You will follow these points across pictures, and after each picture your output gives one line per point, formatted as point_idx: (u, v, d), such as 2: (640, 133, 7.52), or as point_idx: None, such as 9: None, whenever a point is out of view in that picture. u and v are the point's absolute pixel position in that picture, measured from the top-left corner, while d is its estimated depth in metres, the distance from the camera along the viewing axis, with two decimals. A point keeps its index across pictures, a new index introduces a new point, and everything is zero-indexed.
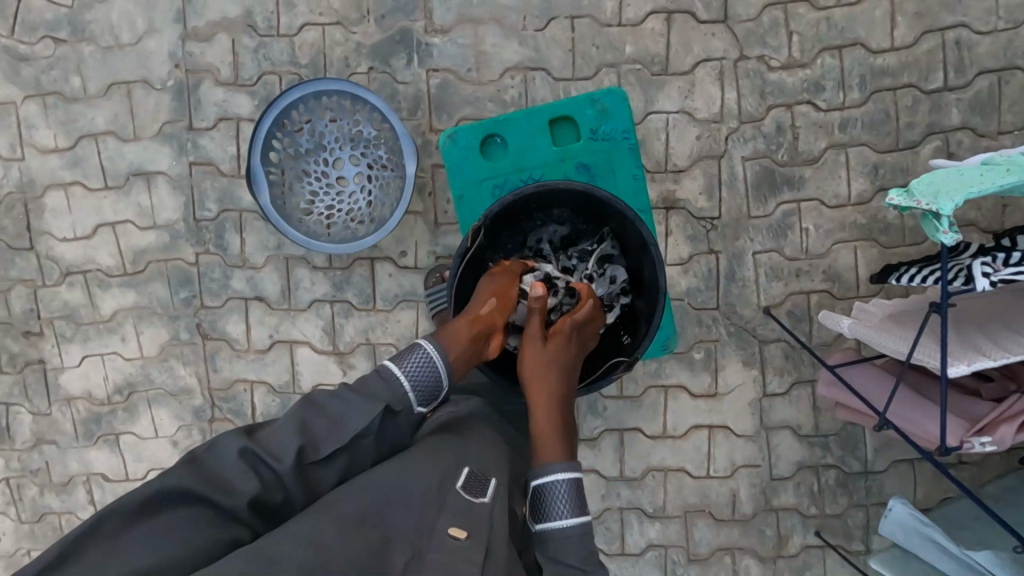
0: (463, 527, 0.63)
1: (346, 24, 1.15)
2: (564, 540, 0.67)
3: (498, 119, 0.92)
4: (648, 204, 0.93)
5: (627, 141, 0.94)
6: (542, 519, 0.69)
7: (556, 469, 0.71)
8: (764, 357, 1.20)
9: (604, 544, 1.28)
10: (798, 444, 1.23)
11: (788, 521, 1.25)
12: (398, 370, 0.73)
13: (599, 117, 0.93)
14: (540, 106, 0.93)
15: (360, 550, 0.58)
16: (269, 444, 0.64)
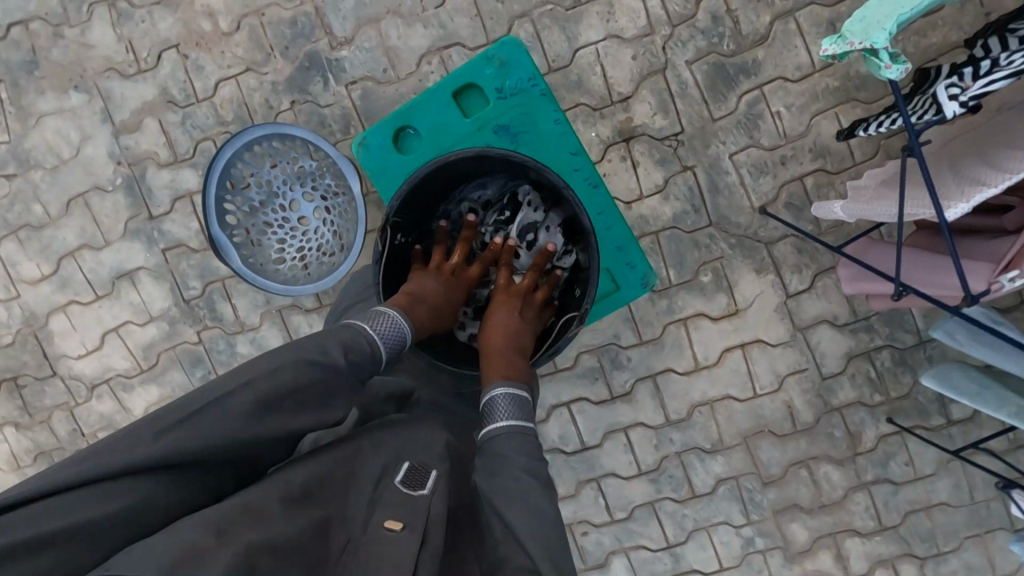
0: (400, 517, 0.63)
1: (255, 67, 1.14)
2: (506, 443, 0.69)
3: (403, 110, 0.89)
4: (579, 144, 0.89)
5: (538, 87, 0.90)
6: (487, 427, 0.72)
7: (497, 388, 0.74)
8: (776, 258, 1.13)
9: (673, 493, 1.24)
10: (840, 335, 1.15)
11: (855, 416, 1.18)
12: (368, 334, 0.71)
13: (501, 72, 0.89)
14: (440, 82, 0.89)
15: (297, 526, 0.59)
16: (246, 396, 0.58)
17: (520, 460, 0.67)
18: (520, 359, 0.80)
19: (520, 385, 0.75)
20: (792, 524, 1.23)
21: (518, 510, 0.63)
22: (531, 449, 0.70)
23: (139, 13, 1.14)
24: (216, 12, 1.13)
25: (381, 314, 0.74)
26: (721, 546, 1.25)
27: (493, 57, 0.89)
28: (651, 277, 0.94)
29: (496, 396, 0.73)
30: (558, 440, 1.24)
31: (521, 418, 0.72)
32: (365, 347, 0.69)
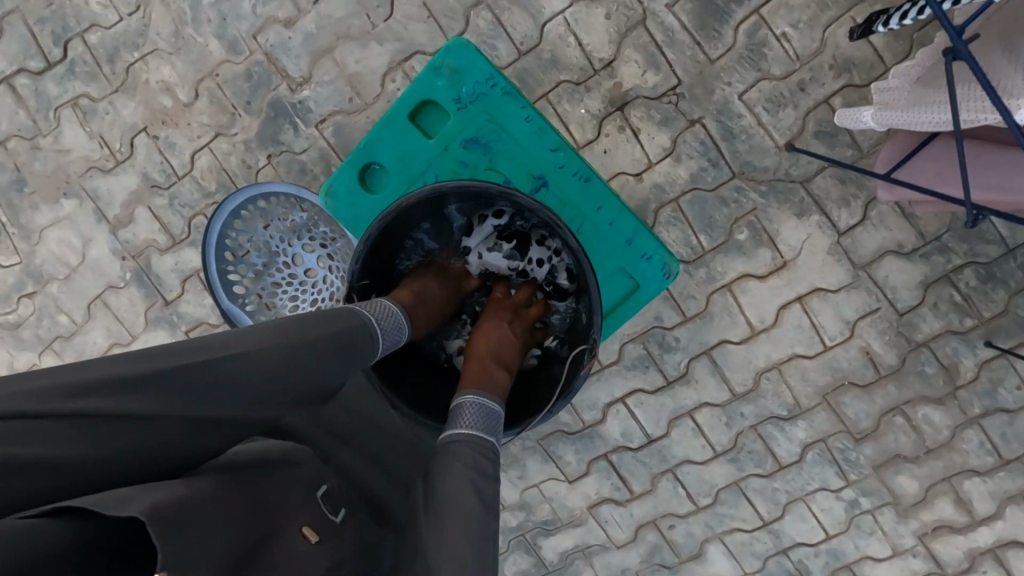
0: (317, 530, 0.58)
1: (224, 130, 1.09)
2: (459, 449, 0.64)
3: (362, 146, 0.85)
4: (556, 137, 0.83)
5: (498, 86, 0.84)
6: (448, 428, 0.68)
7: (468, 394, 0.70)
8: (816, 195, 1.00)
9: (758, 468, 1.14)
10: (910, 263, 1.01)
11: (946, 347, 1.04)
12: (374, 324, 0.69)
13: (455, 81, 0.84)
14: (393, 108, 0.84)
15: (232, 507, 0.51)
16: (256, 367, 0.55)
17: (464, 471, 0.63)
18: (503, 370, 0.75)
19: (494, 398, 0.70)
20: (898, 476, 1.11)
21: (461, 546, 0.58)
22: (485, 463, 0.65)
23: (102, 104, 1.11)
24: (173, 83, 1.09)
25: (391, 305, 0.73)
26: (823, 513, 1.15)
27: (442, 66, 0.83)
28: (672, 264, 0.85)
29: (463, 402, 0.68)
30: (622, 438, 1.16)
31: (484, 431, 0.67)
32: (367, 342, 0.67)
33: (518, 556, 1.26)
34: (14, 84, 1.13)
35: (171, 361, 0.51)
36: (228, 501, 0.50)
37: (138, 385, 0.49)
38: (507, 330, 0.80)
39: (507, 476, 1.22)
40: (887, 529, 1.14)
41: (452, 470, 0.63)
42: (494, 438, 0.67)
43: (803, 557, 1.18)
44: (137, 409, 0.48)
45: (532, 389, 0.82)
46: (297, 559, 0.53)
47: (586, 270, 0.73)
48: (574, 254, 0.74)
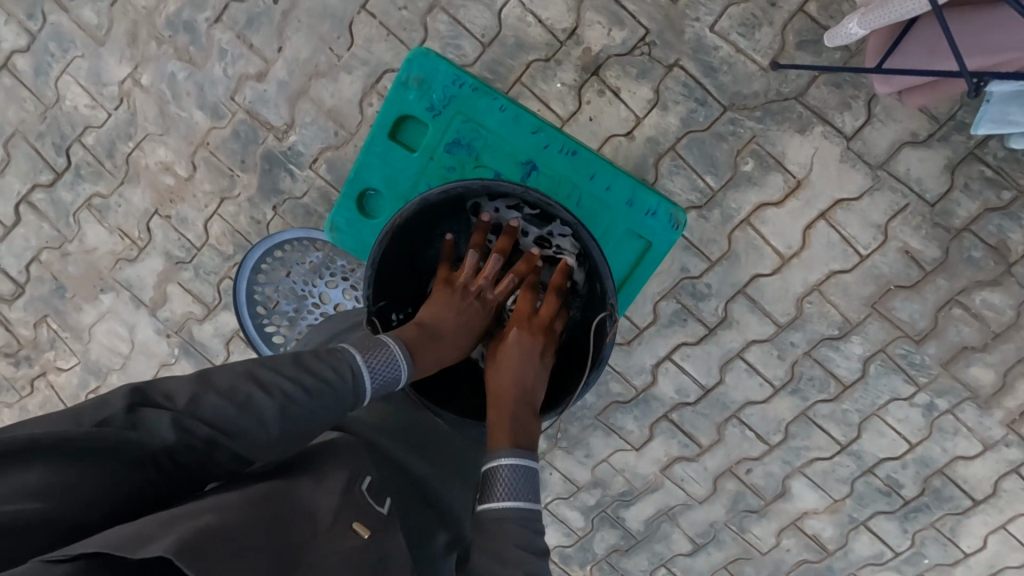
0: (368, 525, 0.58)
1: (228, 193, 1.13)
2: (502, 529, 0.61)
3: (353, 176, 0.87)
4: (534, 119, 0.84)
5: (466, 84, 0.85)
6: (488, 497, 0.64)
7: (504, 456, 0.66)
8: (814, 107, 0.97)
9: (822, 394, 1.11)
10: (929, 149, 0.97)
11: (989, 226, 0.99)
12: (362, 364, 0.67)
13: (424, 91, 0.85)
14: (372, 133, 0.86)
15: (263, 534, 0.52)
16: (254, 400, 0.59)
17: (515, 553, 0.60)
18: (529, 423, 0.73)
19: (531, 455, 0.67)
20: (970, 369, 1.07)
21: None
22: (532, 535, 0.62)
23: (113, 199, 1.16)
24: (170, 162, 1.12)
25: (391, 345, 0.70)
26: (901, 424, 1.12)
27: (408, 80, 0.85)
28: (678, 213, 0.84)
29: (500, 468, 0.65)
30: (677, 396, 1.15)
31: (528, 498, 0.64)
32: (351, 380, 0.65)
33: (605, 532, 1.27)
34: (33, 201, 1.19)
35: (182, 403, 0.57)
36: (252, 524, 0.52)
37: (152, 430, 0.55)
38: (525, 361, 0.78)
39: (574, 457, 1.23)
40: (971, 425, 1.10)
41: (501, 548, 0.60)
42: (540, 506, 0.64)
43: (891, 471, 1.15)
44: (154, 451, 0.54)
45: (564, 364, 0.87)
46: (342, 558, 0.54)
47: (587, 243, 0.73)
48: (574, 228, 0.76)
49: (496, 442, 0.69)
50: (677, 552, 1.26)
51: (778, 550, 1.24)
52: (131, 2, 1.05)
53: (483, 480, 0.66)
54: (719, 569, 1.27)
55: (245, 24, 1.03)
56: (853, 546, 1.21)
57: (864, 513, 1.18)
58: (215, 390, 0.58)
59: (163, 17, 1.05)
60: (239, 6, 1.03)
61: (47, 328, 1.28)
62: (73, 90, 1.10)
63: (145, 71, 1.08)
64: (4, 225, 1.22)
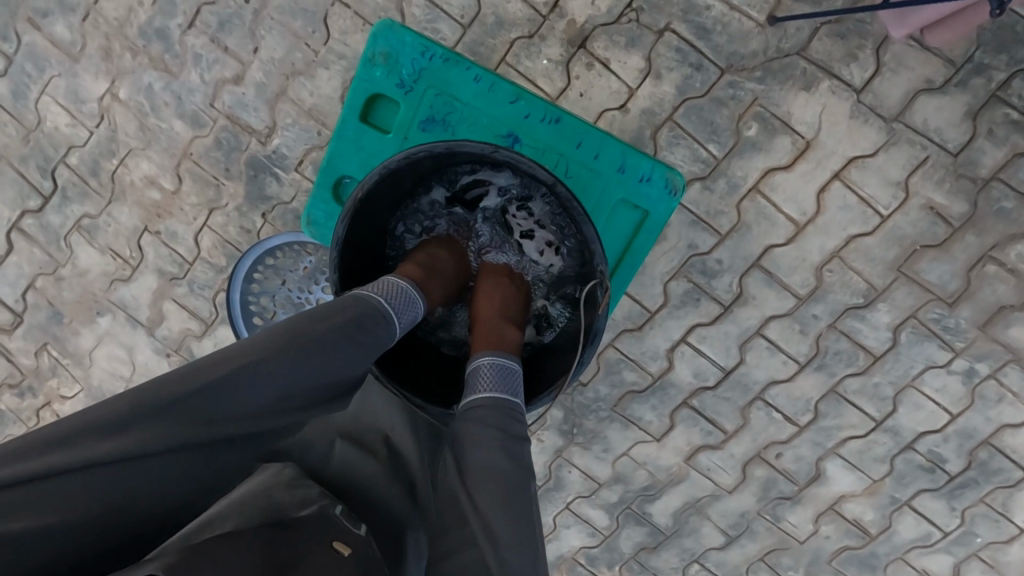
0: (349, 543, 0.60)
1: (215, 204, 1.10)
2: (483, 412, 0.65)
3: (325, 163, 0.83)
4: (511, 86, 0.80)
5: (436, 56, 0.81)
6: (469, 390, 0.68)
7: (480, 357, 0.71)
8: (819, 61, 0.91)
9: (851, 367, 1.05)
10: (947, 96, 0.91)
11: (1020, 173, 0.92)
12: (386, 305, 0.68)
13: (392, 67, 0.81)
14: (342, 115, 0.82)
15: (250, 545, 0.53)
16: (255, 384, 0.55)
17: (493, 443, 0.62)
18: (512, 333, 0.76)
19: (509, 356, 0.71)
20: (1010, 329, 0.99)
21: (487, 490, 0.60)
22: (511, 423, 0.65)
23: (101, 219, 1.14)
24: (155, 176, 1.10)
25: (407, 284, 0.72)
26: (939, 394, 1.04)
27: (374, 57, 0.81)
28: (674, 176, 0.81)
29: (481, 365, 0.69)
30: (696, 380, 1.09)
31: (505, 392, 0.67)
32: (385, 327, 0.67)
33: (631, 529, 1.21)
34: (23, 227, 1.17)
35: (174, 389, 0.52)
36: (239, 539, 0.53)
37: (146, 420, 0.51)
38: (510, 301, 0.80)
39: (592, 453, 1.17)
40: (1016, 390, 1.02)
41: (479, 436, 0.63)
42: (519, 398, 0.67)
43: (933, 446, 1.07)
44: (149, 446, 0.50)
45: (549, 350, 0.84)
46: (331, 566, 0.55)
47: (574, 207, 0.70)
48: (551, 187, 0.70)
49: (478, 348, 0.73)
50: (709, 546, 1.20)
51: (816, 538, 1.16)
52: (102, 15, 1.02)
53: (468, 369, 0.71)
54: (756, 561, 1.20)
55: (218, 27, 1.00)
56: (898, 528, 1.13)
57: (906, 493, 1.11)
58: (222, 376, 0.54)
59: (135, 27, 1.02)
60: (211, 8, 0.99)
61: (47, 356, 1.26)
62: (53, 111, 1.08)
63: (123, 85, 1.05)
64: None
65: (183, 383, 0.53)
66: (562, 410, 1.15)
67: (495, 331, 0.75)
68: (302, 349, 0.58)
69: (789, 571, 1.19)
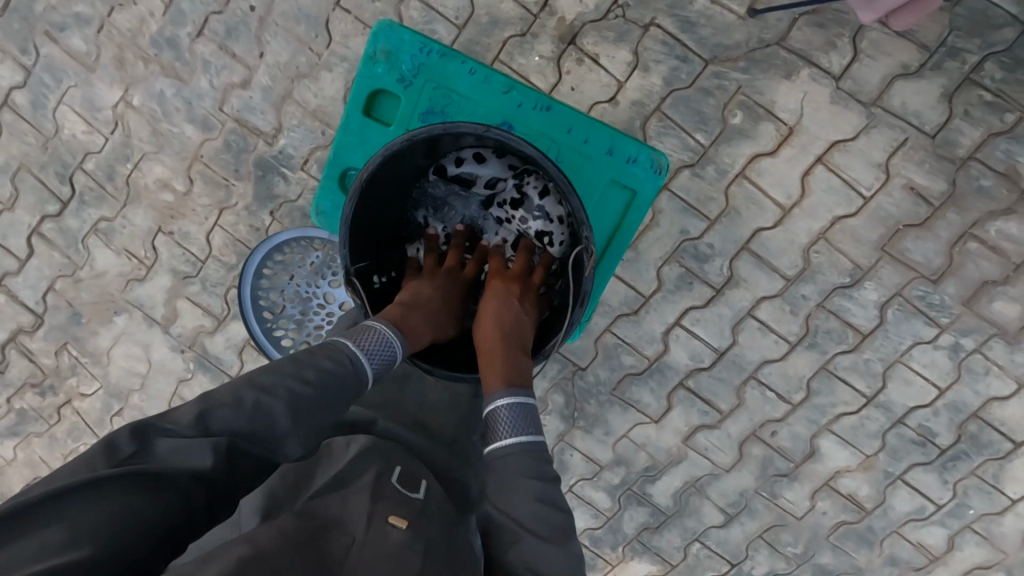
0: (406, 516, 0.61)
1: (225, 204, 1.14)
2: (515, 461, 0.68)
3: (332, 157, 0.88)
4: (504, 77, 0.84)
5: (433, 51, 0.85)
6: (496, 438, 0.71)
7: (499, 397, 0.73)
8: (799, 50, 0.95)
9: (841, 346, 1.08)
10: (923, 80, 0.94)
11: (997, 152, 0.96)
12: (359, 351, 0.73)
13: (393, 63, 0.86)
14: (346, 110, 0.87)
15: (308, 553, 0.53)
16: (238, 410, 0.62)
17: (529, 492, 0.65)
18: (520, 360, 0.79)
19: (526, 393, 0.74)
20: (994, 304, 1.03)
21: (543, 529, 0.63)
22: (543, 466, 0.68)
23: (117, 221, 1.19)
24: (168, 179, 1.15)
25: (383, 329, 0.76)
26: (927, 369, 1.07)
27: (376, 54, 0.86)
28: (660, 157, 0.85)
29: (500, 408, 0.72)
30: (692, 362, 1.13)
31: (531, 434, 0.71)
32: (350, 366, 0.71)
33: (633, 510, 1.24)
34: (43, 232, 1.22)
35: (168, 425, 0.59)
36: (296, 549, 0.53)
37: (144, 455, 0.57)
38: (512, 323, 0.82)
39: (594, 436, 1.21)
40: (1002, 363, 1.06)
41: (514, 485, 0.66)
42: (543, 436, 0.71)
43: (923, 420, 1.10)
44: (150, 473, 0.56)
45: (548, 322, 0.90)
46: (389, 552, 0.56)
47: (565, 185, 0.75)
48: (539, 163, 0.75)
49: (492, 383, 0.76)
50: (710, 525, 1.23)
51: (814, 514, 1.20)
52: (115, 26, 1.07)
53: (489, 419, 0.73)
54: (755, 539, 1.23)
55: (225, 35, 1.05)
56: (893, 502, 1.17)
57: (900, 467, 1.14)
58: (182, 431, 0.60)
59: (147, 37, 1.07)
60: (219, 17, 1.04)
61: (67, 355, 1.31)
62: (70, 119, 1.14)
63: (136, 92, 1.10)
64: (17, 258, 1.25)
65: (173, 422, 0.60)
66: (564, 394, 1.19)
67: (504, 359, 0.78)
68: (255, 393, 0.63)
69: (789, 548, 1.23)
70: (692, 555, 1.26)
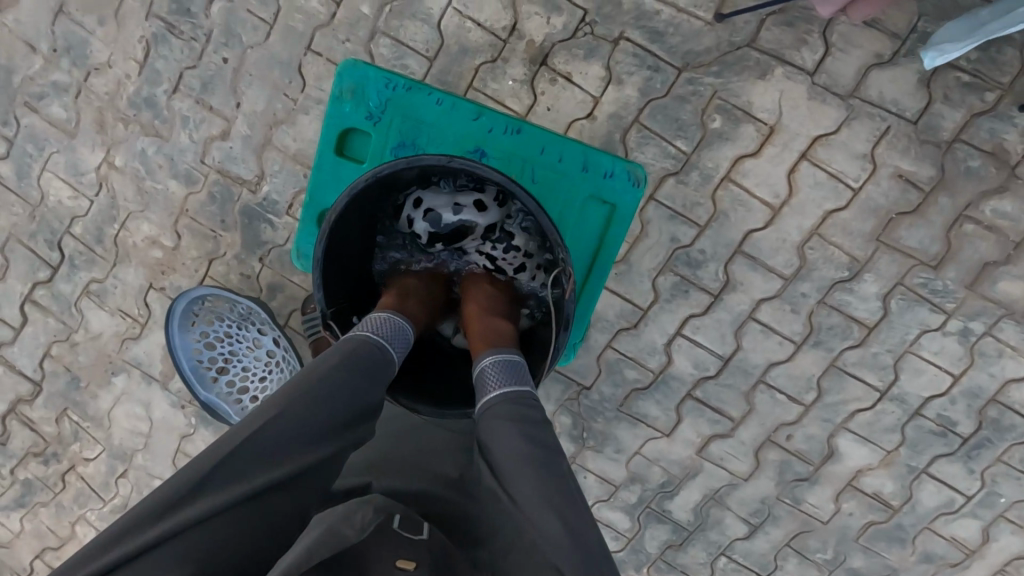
0: (413, 558, 0.59)
1: (214, 254, 1.14)
2: (500, 408, 0.69)
3: (306, 199, 0.87)
4: (472, 103, 0.84)
5: (399, 85, 0.85)
6: (482, 393, 0.73)
7: (484, 358, 0.76)
8: (770, 49, 0.95)
9: (847, 341, 1.06)
10: (897, 67, 0.94)
11: (981, 132, 0.95)
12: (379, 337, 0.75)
13: (359, 100, 0.86)
14: (318, 151, 0.87)
15: None
16: (276, 430, 0.60)
17: (517, 435, 0.65)
18: (505, 330, 0.82)
19: (509, 351, 0.77)
20: (998, 285, 1.01)
21: (527, 477, 0.61)
22: (528, 411, 0.68)
23: (108, 282, 1.19)
24: (156, 235, 1.15)
25: (396, 317, 0.80)
26: (938, 357, 1.05)
27: (341, 93, 0.85)
28: (635, 169, 0.84)
29: (485, 365, 0.75)
30: (697, 370, 1.10)
31: (516, 384, 0.72)
32: (378, 352, 0.73)
33: (654, 528, 1.21)
34: (36, 299, 1.22)
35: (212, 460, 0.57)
36: None
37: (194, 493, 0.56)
38: (497, 302, 0.86)
39: (605, 455, 1.18)
40: (1014, 343, 1.03)
41: (501, 432, 0.66)
42: (528, 385, 0.72)
43: (941, 410, 1.08)
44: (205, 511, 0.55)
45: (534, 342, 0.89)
46: None
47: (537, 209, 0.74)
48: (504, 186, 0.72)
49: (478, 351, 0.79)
50: (734, 537, 1.19)
51: (840, 517, 1.16)
52: (93, 91, 1.08)
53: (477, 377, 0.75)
54: (782, 547, 1.19)
55: (202, 89, 1.06)
56: (920, 497, 1.13)
57: (922, 460, 1.11)
58: (222, 459, 0.57)
59: (125, 99, 1.08)
60: (193, 72, 1.05)
61: (68, 421, 1.30)
62: (56, 186, 1.14)
63: (118, 153, 1.11)
64: (13, 328, 1.25)
65: (216, 452, 0.58)
66: (570, 415, 1.17)
67: (491, 331, 0.81)
68: (297, 399, 0.63)
69: (818, 554, 1.19)
70: (719, 570, 1.22)
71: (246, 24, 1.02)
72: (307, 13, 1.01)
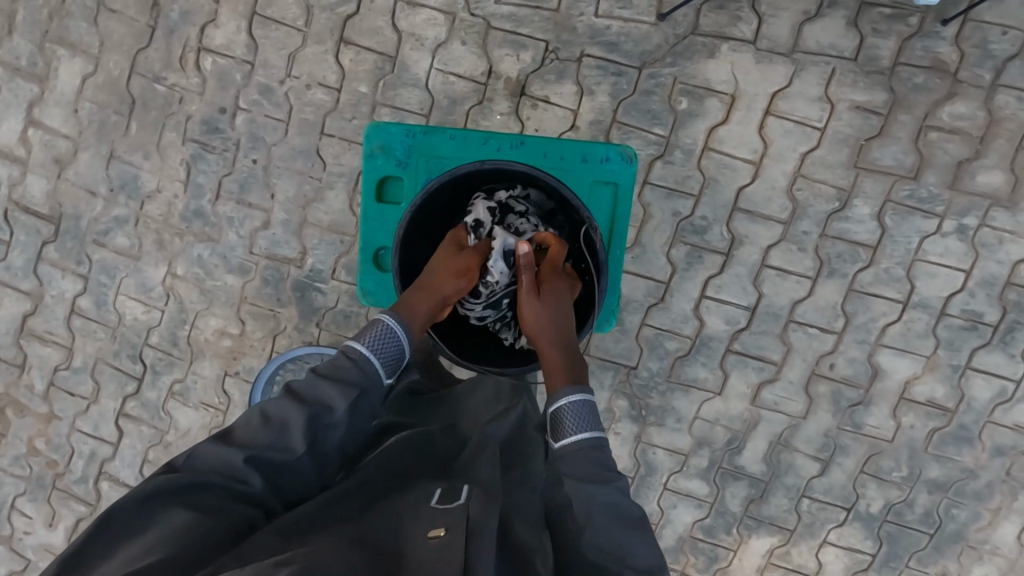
0: (443, 525, 0.60)
1: (277, 330, 1.27)
2: (578, 456, 0.75)
3: (361, 242, 1.02)
4: (481, 129, 1.00)
5: (417, 132, 1.01)
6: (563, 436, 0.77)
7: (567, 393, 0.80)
8: (712, 32, 1.09)
9: (858, 264, 1.14)
10: (823, 17, 1.07)
11: (916, 52, 1.07)
12: (369, 353, 0.77)
13: (388, 153, 1.02)
14: (363, 202, 1.03)
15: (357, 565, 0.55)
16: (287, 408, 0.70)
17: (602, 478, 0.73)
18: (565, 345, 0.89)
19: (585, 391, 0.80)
20: (977, 178, 1.10)
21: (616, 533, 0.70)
22: (600, 459, 0.75)
23: (189, 379, 1.32)
24: (223, 326, 1.28)
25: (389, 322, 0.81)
26: (945, 257, 1.13)
27: (373, 151, 1.02)
28: (625, 149, 0.99)
29: (563, 406, 0.79)
30: (730, 327, 1.19)
31: (589, 427, 0.77)
32: (366, 368, 0.76)
33: (733, 487, 1.26)
34: (128, 411, 1.35)
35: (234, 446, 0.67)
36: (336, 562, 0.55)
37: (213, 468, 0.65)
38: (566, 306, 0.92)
39: (668, 428, 1.25)
40: (1010, 228, 1.11)
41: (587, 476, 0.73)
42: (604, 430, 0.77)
43: (964, 305, 1.14)
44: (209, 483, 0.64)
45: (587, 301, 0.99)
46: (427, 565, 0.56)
47: (559, 185, 0.91)
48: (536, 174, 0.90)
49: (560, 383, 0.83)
50: (809, 477, 1.24)
51: (904, 432, 1.21)
52: (149, 216, 1.25)
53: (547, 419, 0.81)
54: (859, 476, 1.23)
55: (240, 190, 1.22)
56: (973, 394, 1.18)
57: (963, 357, 1.17)
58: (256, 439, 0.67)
59: (177, 215, 1.24)
60: (230, 177, 1.21)
61: None
62: (130, 305, 1.29)
63: (179, 263, 1.26)
64: (111, 443, 1.37)
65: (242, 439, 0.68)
66: (626, 397, 1.25)
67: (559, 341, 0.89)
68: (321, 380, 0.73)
69: (894, 474, 1.23)
70: (806, 513, 1.26)
71: (267, 127, 1.19)
72: (315, 105, 1.17)
